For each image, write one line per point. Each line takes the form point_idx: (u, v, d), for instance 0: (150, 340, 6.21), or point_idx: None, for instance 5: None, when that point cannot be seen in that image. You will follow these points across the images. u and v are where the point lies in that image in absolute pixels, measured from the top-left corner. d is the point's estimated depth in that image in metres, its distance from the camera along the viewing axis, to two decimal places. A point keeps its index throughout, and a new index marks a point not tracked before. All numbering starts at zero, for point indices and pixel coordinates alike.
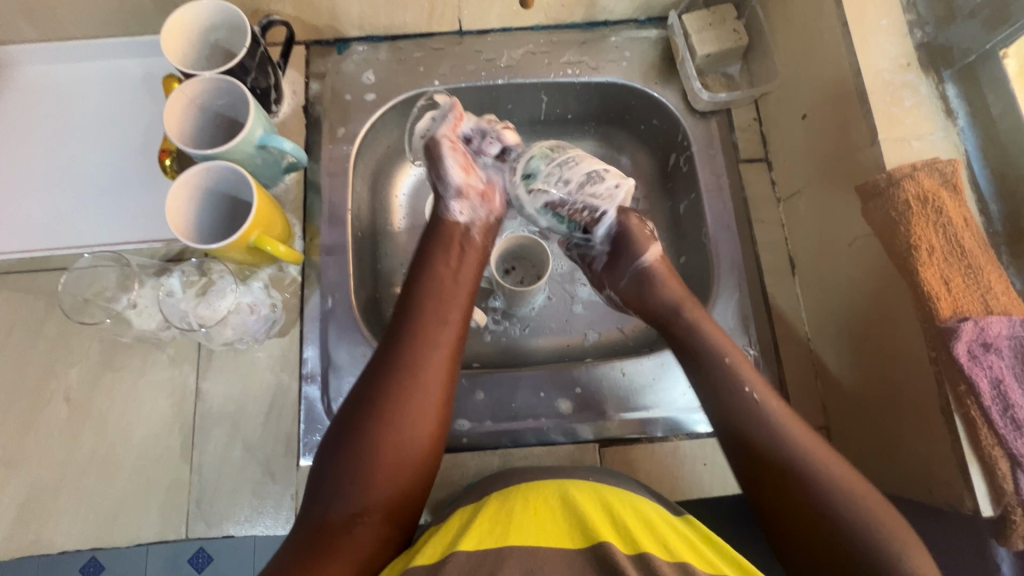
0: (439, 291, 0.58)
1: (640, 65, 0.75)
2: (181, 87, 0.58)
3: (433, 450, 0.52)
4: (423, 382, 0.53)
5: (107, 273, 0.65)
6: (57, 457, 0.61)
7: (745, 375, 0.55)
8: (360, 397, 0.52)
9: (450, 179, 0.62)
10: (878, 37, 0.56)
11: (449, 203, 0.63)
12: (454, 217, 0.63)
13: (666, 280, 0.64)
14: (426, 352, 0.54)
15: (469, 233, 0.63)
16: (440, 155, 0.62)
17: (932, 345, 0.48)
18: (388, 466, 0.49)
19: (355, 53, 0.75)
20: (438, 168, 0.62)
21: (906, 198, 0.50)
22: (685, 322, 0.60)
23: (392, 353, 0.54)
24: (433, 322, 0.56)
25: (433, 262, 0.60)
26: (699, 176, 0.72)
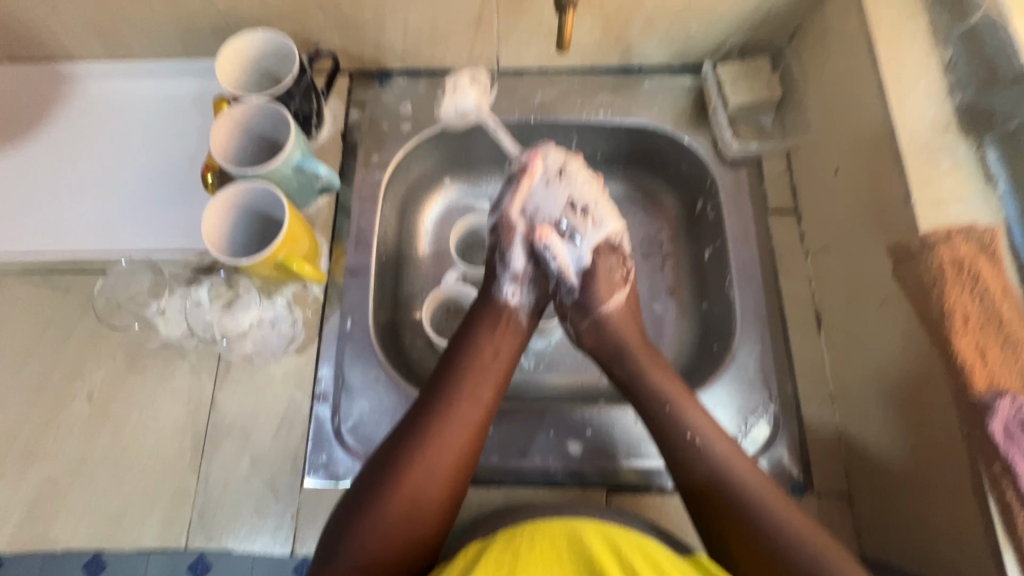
0: (478, 358, 0.58)
1: (672, 110, 0.76)
2: (230, 110, 0.62)
3: (447, 518, 0.52)
4: (449, 446, 0.53)
5: (141, 279, 0.67)
6: (74, 454, 0.63)
7: (689, 418, 0.57)
8: (385, 454, 0.53)
9: (513, 264, 0.64)
10: (916, 98, 0.55)
11: (502, 284, 0.64)
12: (505, 299, 0.63)
13: (618, 325, 0.64)
14: (458, 419, 0.54)
15: (518, 315, 0.63)
16: (507, 242, 0.65)
17: (963, 419, 0.46)
18: (398, 529, 0.49)
19: (395, 85, 0.78)
20: (505, 253, 0.65)
21: (939, 263, 0.49)
22: (627, 368, 0.62)
23: (427, 412, 0.54)
24: (469, 390, 0.56)
25: (477, 326, 0.61)
26: (726, 224, 0.72)
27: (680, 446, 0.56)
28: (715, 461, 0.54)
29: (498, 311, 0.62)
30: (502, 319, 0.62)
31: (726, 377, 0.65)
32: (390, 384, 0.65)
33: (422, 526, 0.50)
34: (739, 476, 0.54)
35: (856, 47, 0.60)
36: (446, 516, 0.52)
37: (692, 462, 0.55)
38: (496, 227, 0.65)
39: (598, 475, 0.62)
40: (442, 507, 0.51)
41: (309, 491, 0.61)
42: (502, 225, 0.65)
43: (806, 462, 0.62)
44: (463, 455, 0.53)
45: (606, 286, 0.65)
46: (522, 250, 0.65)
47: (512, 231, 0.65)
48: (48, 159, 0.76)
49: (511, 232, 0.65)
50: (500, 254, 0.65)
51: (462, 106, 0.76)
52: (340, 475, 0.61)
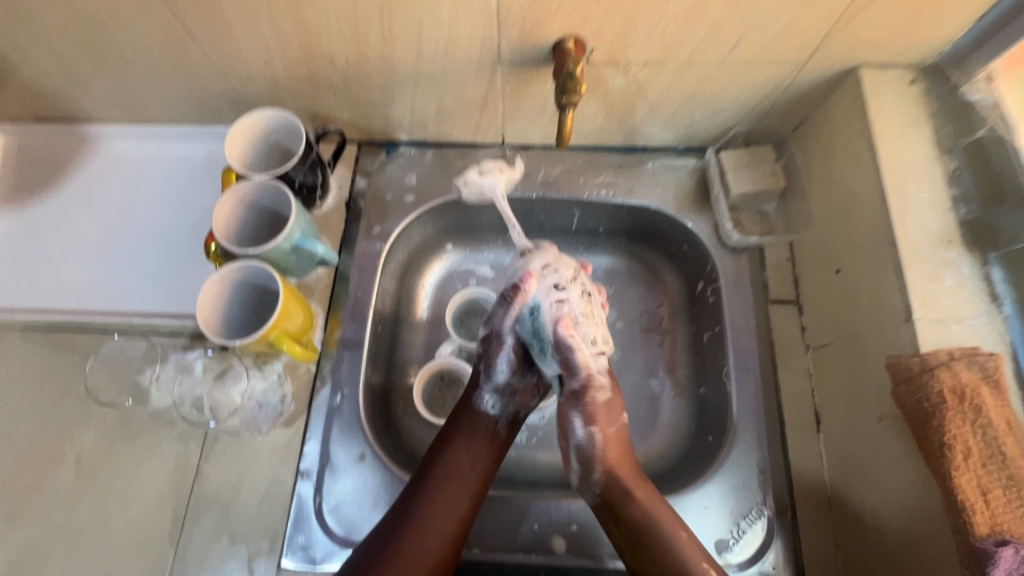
0: (456, 467, 0.59)
1: (674, 193, 0.76)
2: (234, 187, 0.63)
3: None
4: (423, 562, 0.54)
5: (135, 349, 0.68)
6: (55, 521, 0.62)
7: (691, 538, 0.56)
8: (359, 566, 0.53)
9: (496, 375, 0.64)
10: (918, 210, 0.55)
11: (483, 395, 0.64)
12: (484, 409, 0.63)
13: (612, 448, 0.61)
14: (435, 533, 0.55)
15: (499, 426, 0.64)
16: (495, 355, 0.63)
17: (965, 561, 0.44)
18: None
19: (402, 155, 0.79)
20: (489, 365, 0.64)
21: (940, 389, 0.47)
22: (623, 497, 0.58)
23: (404, 525, 0.55)
24: (446, 502, 0.57)
25: (460, 431, 0.62)
26: (725, 311, 0.71)
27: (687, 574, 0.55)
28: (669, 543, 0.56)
29: (477, 421, 0.63)
30: (483, 426, 0.62)
31: (720, 476, 0.63)
32: (375, 464, 0.64)
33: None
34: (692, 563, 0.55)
35: (859, 151, 0.60)
36: None
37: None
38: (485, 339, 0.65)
39: None
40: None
41: (286, 574, 0.60)
42: (492, 338, 0.64)
43: (801, 575, 0.59)
44: (437, 569, 0.54)
45: (604, 413, 0.61)
46: (506, 365, 0.63)
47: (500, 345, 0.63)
48: (66, 217, 0.79)
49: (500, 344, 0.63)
50: (485, 364, 0.64)
51: (483, 186, 0.76)
52: (318, 559, 0.60)
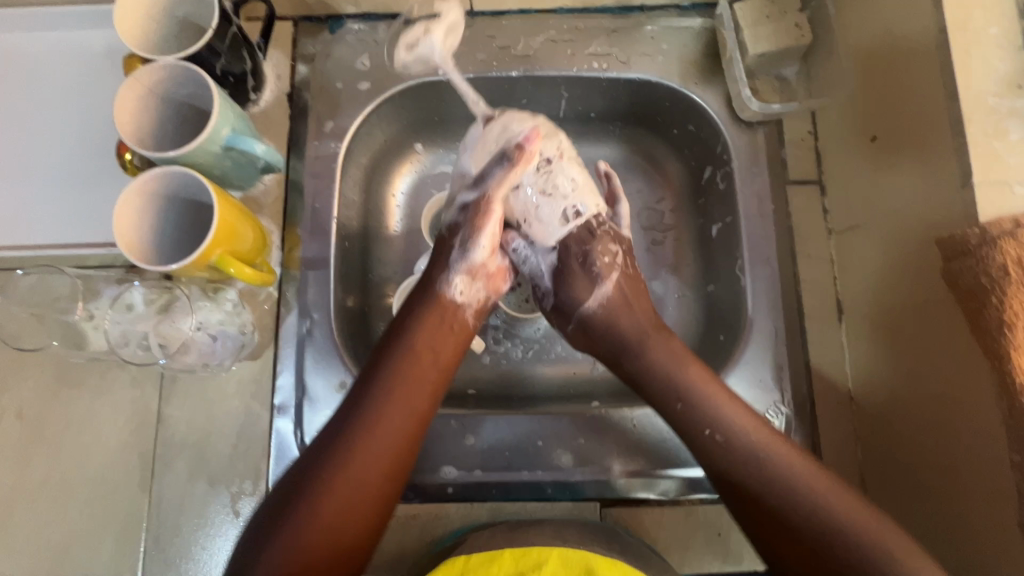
0: (412, 359, 0.50)
1: (679, 60, 0.64)
2: (136, 75, 0.50)
3: (372, 541, 0.46)
4: (374, 465, 0.46)
5: (59, 282, 0.57)
6: (6, 480, 0.56)
7: (712, 413, 0.50)
8: (299, 473, 0.45)
9: (472, 254, 0.53)
10: (985, 49, 0.44)
11: (450, 276, 0.53)
12: (450, 293, 0.53)
13: (620, 316, 0.54)
14: (387, 430, 0.47)
15: (464, 313, 0.53)
16: (474, 229, 0.53)
17: (1014, 447, 0.40)
18: (317, 560, 0.43)
19: (349, 33, 0.65)
20: (468, 239, 0.53)
21: (1002, 262, 0.40)
22: (639, 361, 0.53)
23: (350, 424, 0.47)
24: (401, 398, 0.48)
25: (415, 318, 0.52)
26: (738, 198, 0.62)
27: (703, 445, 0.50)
28: (729, 429, 0.49)
29: (443, 306, 0.52)
30: (442, 309, 0.53)
31: (734, 376, 0.58)
32: None
33: (347, 551, 0.44)
34: (761, 450, 0.48)
35: None
36: (371, 538, 0.46)
37: (722, 461, 0.49)
38: (466, 207, 0.53)
39: (592, 488, 0.57)
40: (368, 529, 0.45)
41: None
42: (478, 205, 0.53)
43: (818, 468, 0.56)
44: (391, 470, 0.46)
45: (635, 289, 0.56)
46: (488, 242, 0.53)
47: (486, 217, 0.53)
48: None
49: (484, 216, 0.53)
50: (459, 239, 0.53)
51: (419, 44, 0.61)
52: None
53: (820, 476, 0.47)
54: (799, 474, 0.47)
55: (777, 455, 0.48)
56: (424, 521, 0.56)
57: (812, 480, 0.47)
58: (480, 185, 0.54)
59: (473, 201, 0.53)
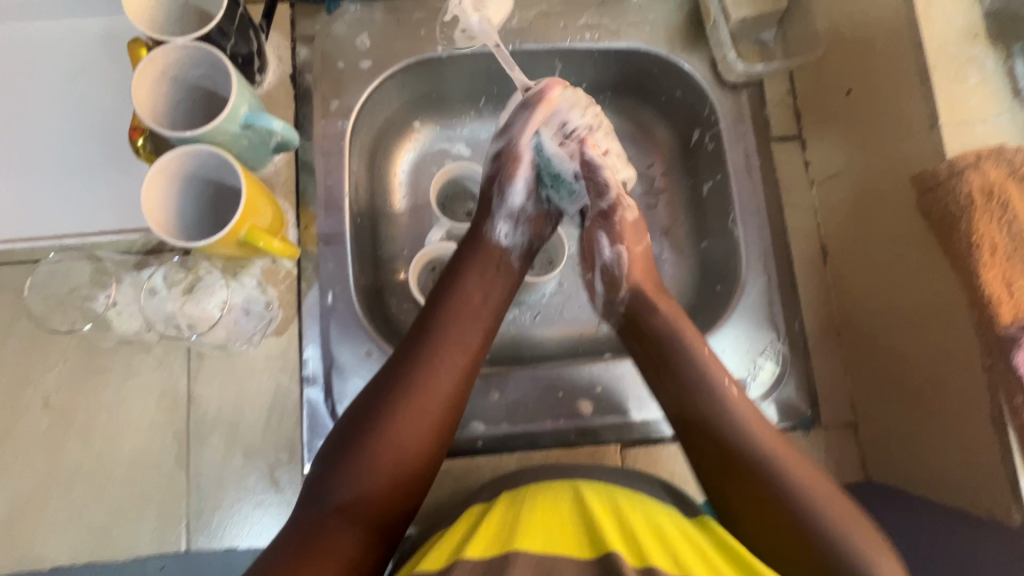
0: (466, 297, 0.55)
1: (665, 29, 0.68)
2: (150, 57, 0.51)
3: (433, 466, 0.50)
4: (437, 394, 0.51)
5: (80, 268, 0.58)
6: (41, 467, 0.57)
7: (713, 367, 0.53)
8: (369, 401, 0.50)
9: (511, 199, 0.60)
10: (944, 3, 0.50)
11: (496, 222, 0.59)
12: (500, 238, 0.59)
13: (642, 279, 0.59)
14: (448, 363, 0.52)
15: (512, 257, 0.60)
16: (511, 174, 0.59)
17: (986, 352, 0.46)
18: (385, 476, 0.47)
19: (346, 13, 0.66)
20: (505, 186, 0.60)
21: (968, 191, 0.45)
22: (664, 321, 0.56)
23: (414, 357, 0.52)
24: (458, 334, 0.53)
25: (467, 264, 0.57)
26: (727, 156, 0.67)
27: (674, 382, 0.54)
28: (732, 416, 0.50)
29: (487, 247, 0.58)
30: (491, 253, 0.58)
31: (734, 320, 0.63)
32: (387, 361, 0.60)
33: (411, 472, 0.49)
34: (732, 428, 0.50)
35: None
36: (434, 463, 0.50)
37: (688, 394, 0.53)
38: (497, 155, 0.60)
39: (612, 432, 0.61)
40: (428, 453, 0.50)
41: None
42: (506, 153, 0.60)
43: (814, 398, 0.62)
44: (453, 400, 0.51)
45: (632, 233, 0.60)
46: (524, 188, 0.60)
47: (518, 161, 0.59)
48: None
49: (517, 162, 0.59)
50: (498, 186, 0.60)
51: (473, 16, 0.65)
52: None
53: (777, 442, 0.49)
54: (787, 464, 0.48)
55: (764, 437, 0.49)
56: (456, 474, 0.60)
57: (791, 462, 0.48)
58: (505, 134, 0.60)
59: (502, 150, 0.60)
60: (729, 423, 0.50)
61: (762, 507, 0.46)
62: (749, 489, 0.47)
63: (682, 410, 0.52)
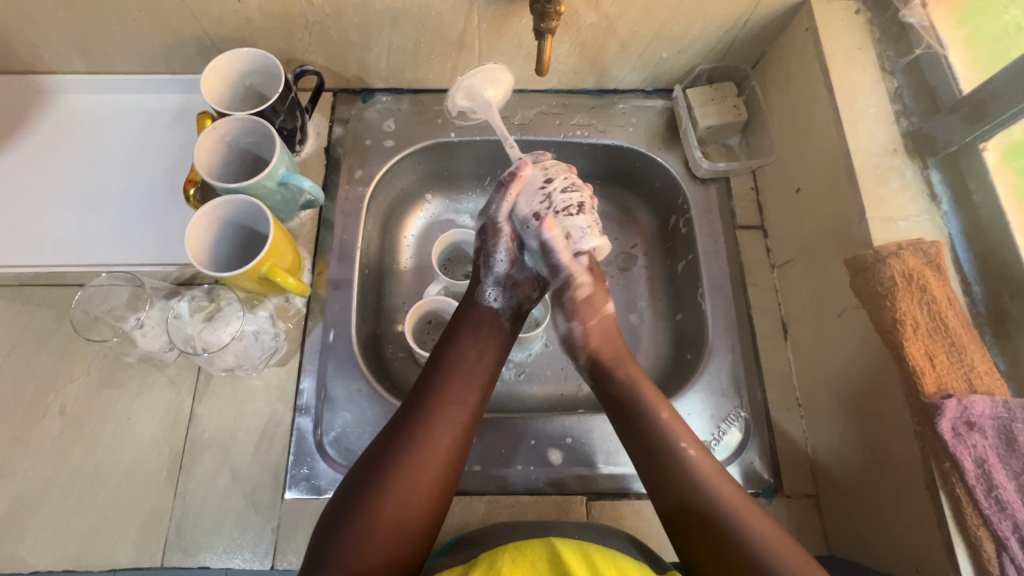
0: (464, 361, 0.60)
1: (645, 131, 0.80)
2: (214, 126, 0.62)
3: (434, 524, 0.52)
4: (439, 453, 0.54)
5: (119, 292, 0.66)
6: (44, 471, 0.61)
7: (664, 416, 0.57)
8: (371, 461, 0.53)
9: (496, 267, 0.66)
10: (867, 124, 0.60)
11: (484, 287, 0.66)
12: (488, 303, 0.66)
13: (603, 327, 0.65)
14: (447, 422, 0.55)
15: (501, 318, 0.65)
16: (494, 245, 0.66)
17: (916, 420, 0.50)
18: (388, 538, 0.49)
19: (378, 102, 0.80)
20: (489, 257, 0.67)
21: (891, 274, 0.52)
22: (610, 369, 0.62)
23: (415, 417, 0.55)
24: (455, 393, 0.57)
25: (462, 333, 0.62)
26: (697, 239, 0.75)
27: (652, 443, 0.56)
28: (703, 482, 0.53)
29: (482, 315, 0.64)
30: (485, 322, 0.64)
31: (699, 385, 0.68)
32: (374, 397, 0.65)
33: (413, 534, 0.51)
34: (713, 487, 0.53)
35: (813, 76, 0.65)
36: (435, 520, 0.53)
37: (665, 461, 0.55)
38: (483, 230, 0.67)
39: (578, 483, 0.64)
40: (429, 512, 0.52)
41: (289, 505, 0.61)
42: (489, 227, 0.67)
43: (775, 466, 0.64)
44: (453, 456, 0.54)
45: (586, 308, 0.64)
46: (506, 254, 0.66)
47: (497, 235, 0.66)
48: (20, 172, 0.76)
49: (498, 234, 0.66)
50: (484, 256, 0.67)
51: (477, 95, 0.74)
52: (322, 488, 0.61)
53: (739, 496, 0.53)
54: (760, 529, 0.50)
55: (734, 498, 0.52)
56: None
57: (764, 525, 0.50)
58: (487, 212, 0.67)
59: (485, 227, 0.67)
60: (707, 494, 0.52)
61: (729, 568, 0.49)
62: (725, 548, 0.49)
63: (668, 488, 0.53)
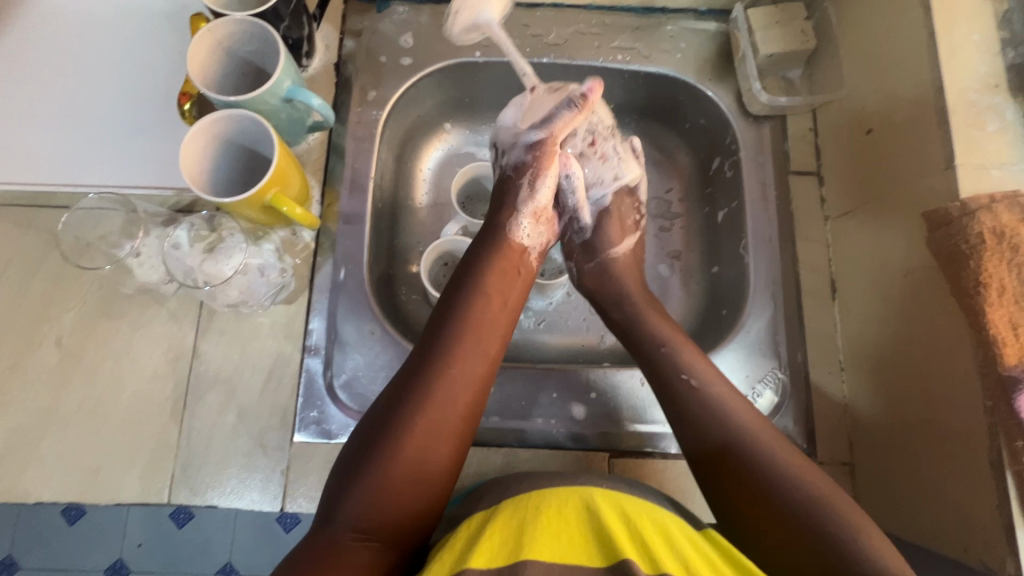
0: (484, 307, 0.54)
1: (695, 58, 0.70)
2: (209, 28, 0.55)
3: (451, 475, 0.49)
4: (455, 404, 0.49)
5: (112, 216, 0.61)
6: (43, 403, 0.58)
7: (690, 363, 0.54)
8: (384, 411, 0.49)
9: (537, 195, 0.61)
10: (967, 52, 0.51)
11: (519, 219, 0.60)
12: (521, 236, 0.60)
13: (621, 271, 0.64)
14: (464, 372, 0.51)
15: (530, 257, 0.60)
16: (545, 168, 0.60)
17: (988, 393, 0.45)
18: (402, 494, 0.46)
19: (395, 13, 0.70)
20: (534, 181, 0.61)
21: (980, 231, 0.46)
22: (628, 309, 0.61)
23: (429, 365, 0.50)
24: (473, 340, 0.52)
25: (483, 274, 0.56)
26: (744, 183, 0.68)
27: (677, 390, 0.53)
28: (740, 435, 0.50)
29: (516, 249, 0.59)
30: (506, 266, 0.58)
31: (735, 343, 0.63)
32: (388, 341, 0.61)
33: (429, 487, 0.48)
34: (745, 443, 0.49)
35: None
36: (452, 473, 0.49)
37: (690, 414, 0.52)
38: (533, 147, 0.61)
39: (602, 439, 0.60)
40: (446, 468, 0.48)
41: (299, 448, 0.58)
42: (543, 151, 0.60)
43: (811, 431, 0.61)
44: (470, 408, 0.50)
45: (620, 231, 0.66)
46: (551, 185, 0.61)
47: (551, 161, 0.61)
48: None
49: (552, 160, 0.61)
50: (527, 179, 0.61)
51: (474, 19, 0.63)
52: (333, 432, 0.58)
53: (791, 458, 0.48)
54: (808, 494, 0.46)
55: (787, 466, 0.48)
56: None
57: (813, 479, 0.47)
58: (539, 127, 0.60)
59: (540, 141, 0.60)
60: (754, 462, 0.48)
61: (777, 535, 0.45)
62: (772, 519, 0.45)
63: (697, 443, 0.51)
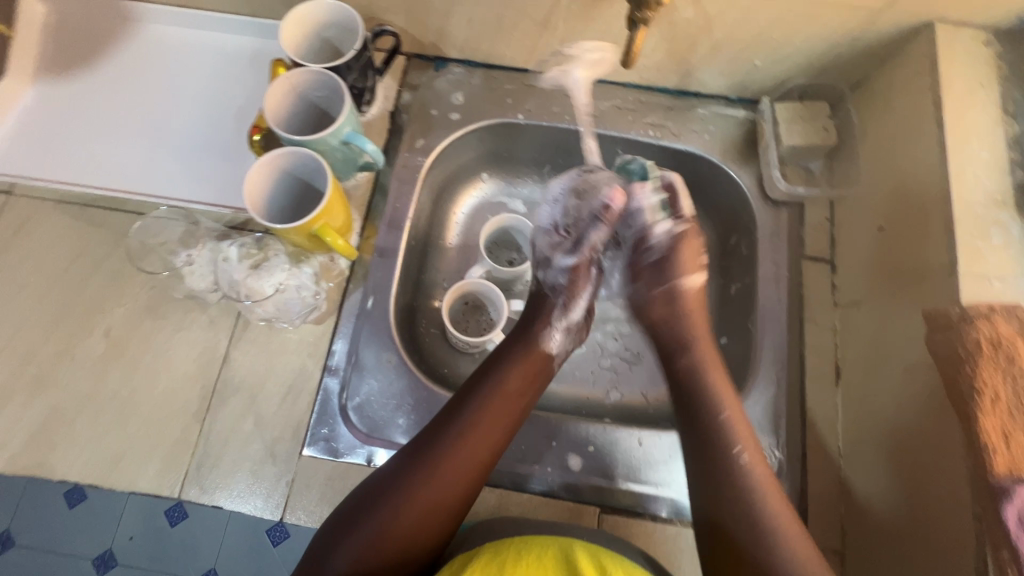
0: (504, 388, 0.58)
1: (721, 141, 0.75)
2: (288, 75, 0.62)
3: (443, 537, 0.52)
4: (459, 476, 0.53)
5: (175, 227, 0.68)
6: (83, 388, 0.63)
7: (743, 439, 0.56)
8: (398, 468, 0.53)
9: (571, 313, 0.66)
10: (976, 169, 0.55)
11: (552, 331, 0.64)
12: (550, 347, 0.63)
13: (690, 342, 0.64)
14: (475, 449, 0.54)
15: (552, 362, 0.63)
16: (576, 294, 0.66)
17: (977, 499, 0.46)
18: (393, 551, 0.49)
19: (450, 73, 0.78)
20: (568, 303, 0.66)
21: (977, 338, 0.48)
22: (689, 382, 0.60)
23: (446, 434, 0.54)
24: (489, 419, 0.56)
25: (510, 354, 0.60)
26: (758, 262, 0.71)
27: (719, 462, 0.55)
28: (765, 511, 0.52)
29: (538, 352, 0.62)
30: (533, 355, 0.61)
31: None
32: (403, 370, 0.65)
33: (422, 547, 0.51)
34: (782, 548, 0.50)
35: (923, 108, 0.59)
36: (446, 535, 0.52)
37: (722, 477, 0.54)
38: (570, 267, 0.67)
39: (594, 493, 0.62)
40: (438, 536, 0.52)
41: (306, 461, 0.61)
42: (580, 271, 0.67)
43: (803, 514, 0.61)
44: (473, 483, 0.53)
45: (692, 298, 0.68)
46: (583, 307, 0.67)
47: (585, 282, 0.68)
48: (100, 95, 0.78)
49: (584, 281, 0.67)
50: (561, 300, 0.66)
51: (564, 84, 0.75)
52: (339, 451, 0.61)
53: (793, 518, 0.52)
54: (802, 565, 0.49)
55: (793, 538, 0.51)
56: None
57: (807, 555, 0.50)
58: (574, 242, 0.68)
59: (574, 267, 0.67)
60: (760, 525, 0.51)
61: None
62: None
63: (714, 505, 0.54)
